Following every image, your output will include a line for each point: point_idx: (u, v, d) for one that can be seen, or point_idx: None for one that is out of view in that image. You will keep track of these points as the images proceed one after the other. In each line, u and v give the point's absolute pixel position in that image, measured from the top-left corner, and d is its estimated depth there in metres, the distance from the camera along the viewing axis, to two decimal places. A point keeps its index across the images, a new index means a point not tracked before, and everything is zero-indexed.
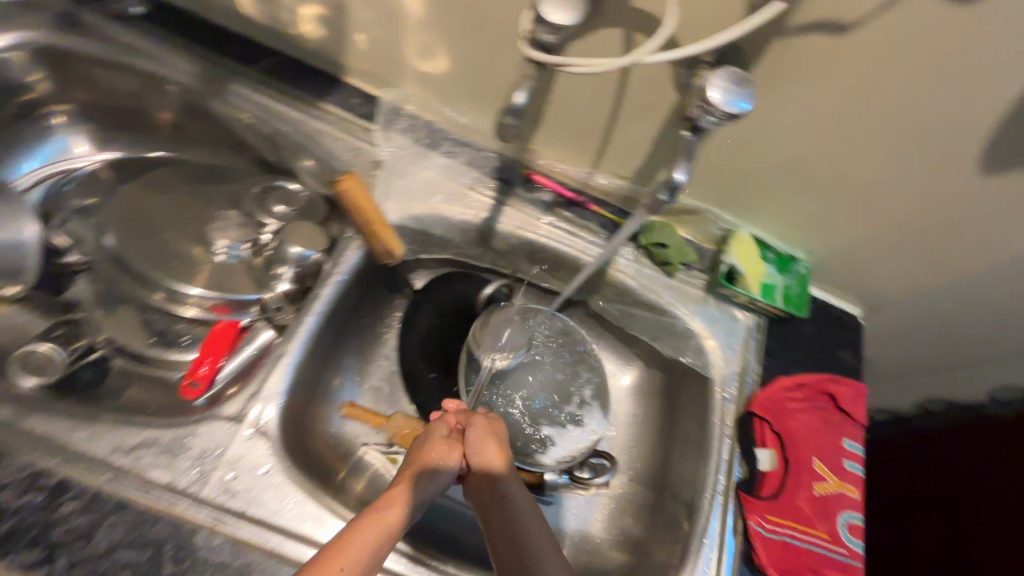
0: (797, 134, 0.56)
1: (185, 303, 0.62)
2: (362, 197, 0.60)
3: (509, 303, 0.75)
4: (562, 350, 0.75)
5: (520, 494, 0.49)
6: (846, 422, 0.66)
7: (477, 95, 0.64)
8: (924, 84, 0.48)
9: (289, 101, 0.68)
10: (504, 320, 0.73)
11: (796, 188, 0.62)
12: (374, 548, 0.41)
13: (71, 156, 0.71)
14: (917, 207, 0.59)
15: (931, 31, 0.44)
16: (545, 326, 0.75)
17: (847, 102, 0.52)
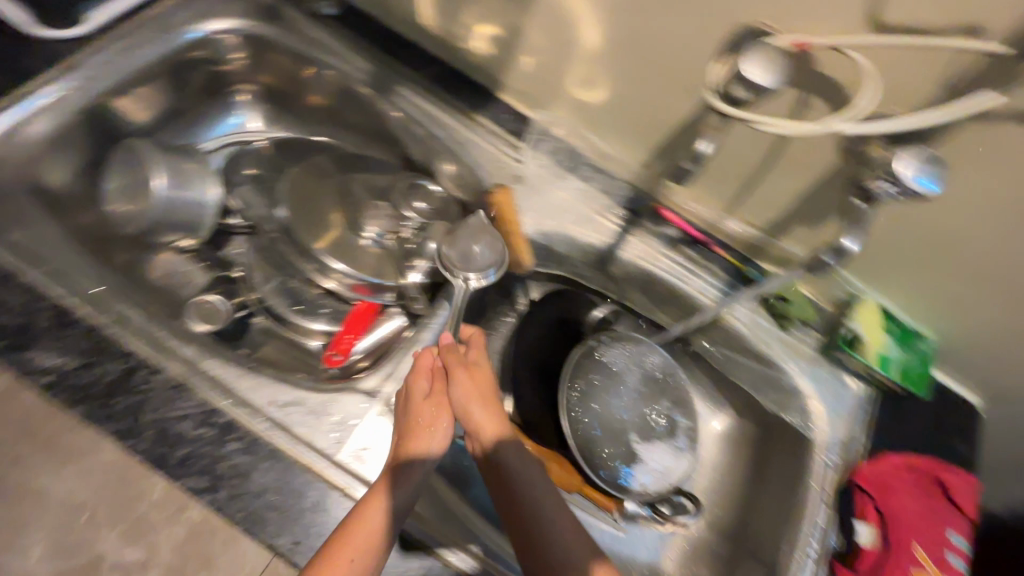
0: (963, 216, 0.53)
1: (328, 275, 0.68)
2: (509, 212, 0.64)
3: (614, 329, 0.78)
4: (659, 383, 0.75)
5: (507, 454, 0.53)
6: (954, 515, 0.62)
7: (627, 128, 0.67)
8: None
9: (447, 109, 0.73)
10: (610, 345, 0.75)
11: (951, 277, 0.60)
12: (374, 541, 0.45)
13: (246, 130, 0.80)
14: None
15: None
16: (647, 358, 0.76)
17: None
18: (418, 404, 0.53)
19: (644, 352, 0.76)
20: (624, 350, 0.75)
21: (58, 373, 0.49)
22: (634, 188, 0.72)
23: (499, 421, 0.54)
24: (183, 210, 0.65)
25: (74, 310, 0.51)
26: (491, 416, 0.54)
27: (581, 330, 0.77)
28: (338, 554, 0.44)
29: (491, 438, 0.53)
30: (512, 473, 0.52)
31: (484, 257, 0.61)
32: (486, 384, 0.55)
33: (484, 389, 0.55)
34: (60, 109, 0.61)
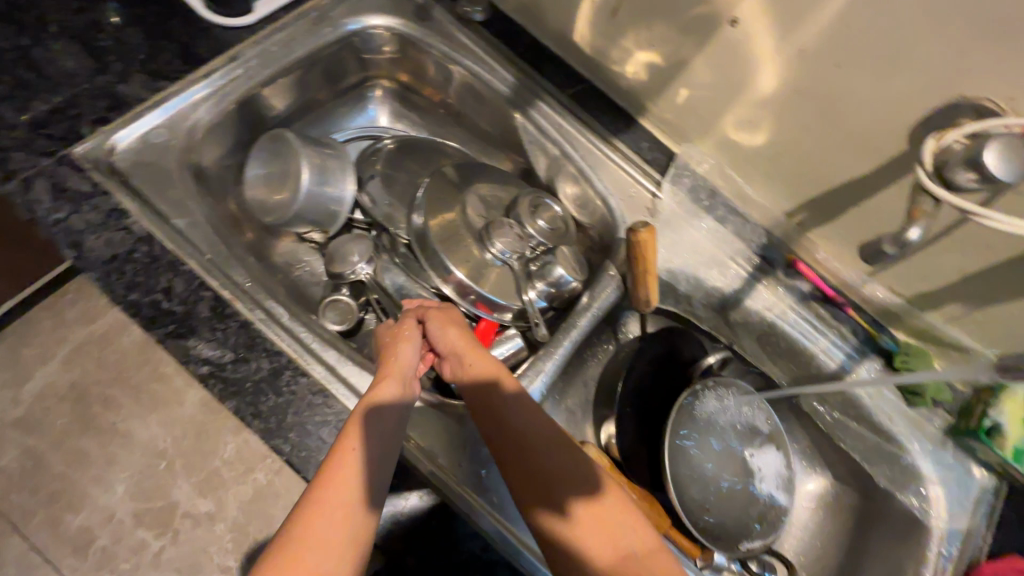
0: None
1: (446, 278, 0.67)
2: (647, 252, 0.60)
3: (720, 376, 0.74)
4: (759, 437, 0.73)
5: (479, 372, 0.54)
6: None
7: (779, 176, 0.64)
8: None
9: (586, 130, 0.72)
10: (715, 395, 0.72)
11: None
12: (361, 450, 0.44)
13: (376, 125, 0.81)
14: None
15: None
16: (750, 412, 0.73)
17: None
18: (390, 339, 0.56)
19: (748, 400, 0.73)
20: (727, 400, 0.72)
21: (214, 364, 0.50)
22: (770, 236, 0.69)
23: (471, 343, 0.57)
24: (323, 205, 0.66)
25: (230, 303, 0.53)
26: (461, 340, 0.57)
27: (688, 371, 0.73)
28: (329, 468, 0.42)
29: (465, 361, 0.55)
30: (488, 391, 0.53)
31: (506, 242, 0.67)
32: (455, 318, 0.59)
33: (452, 320, 0.59)
34: (223, 96, 0.63)
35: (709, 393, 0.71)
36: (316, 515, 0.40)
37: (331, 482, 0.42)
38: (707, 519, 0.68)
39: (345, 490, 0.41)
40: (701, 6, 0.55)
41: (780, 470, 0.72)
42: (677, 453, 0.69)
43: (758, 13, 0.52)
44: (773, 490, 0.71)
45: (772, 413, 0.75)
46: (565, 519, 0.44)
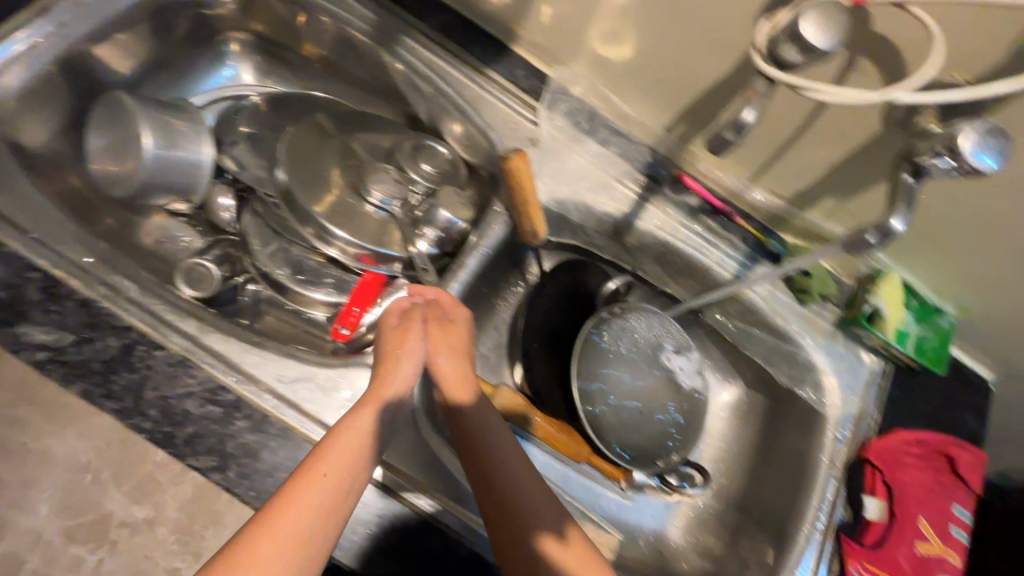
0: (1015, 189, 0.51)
1: (329, 243, 0.63)
2: (527, 179, 0.60)
3: (626, 300, 0.76)
4: (664, 356, 0.74)
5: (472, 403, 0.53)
6: (958, 487, 0.64)
7: (652, 88, 0.62)
8: None
9: (457, 63, 0.68)
10: (620, 320, 0.73)
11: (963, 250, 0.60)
12: (336, 475, 0.42)
13: (240, 84, 0.75)
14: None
15: None
16: (658, 333, 0.74)
17: None
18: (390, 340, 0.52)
19: (651, 320, 0.74)
20: (635, 323, 0.74)
21: (51, 349, 0.47)
22: (655, 153, 0.68)
23: (465, 367, 0.54)
24: (176, 170, 0.61)
25: (64, 281, 0.48)
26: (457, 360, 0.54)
27: (593, 303, 0.75)
28: (294, 496, 0.40)
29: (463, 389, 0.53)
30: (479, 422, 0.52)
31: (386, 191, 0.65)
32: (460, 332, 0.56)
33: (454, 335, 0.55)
34: (32, 59, 0.56)
35: (614, 319, 0.73)
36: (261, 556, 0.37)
37: (296, 509, 0.39)
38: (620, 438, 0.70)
39: (314, 523, 0.39)
40: None
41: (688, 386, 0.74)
42: (589, 382, 0.70)
43: None
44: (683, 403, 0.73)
45: (682, 331, 0.76)
46: (550, 558, 0.47)
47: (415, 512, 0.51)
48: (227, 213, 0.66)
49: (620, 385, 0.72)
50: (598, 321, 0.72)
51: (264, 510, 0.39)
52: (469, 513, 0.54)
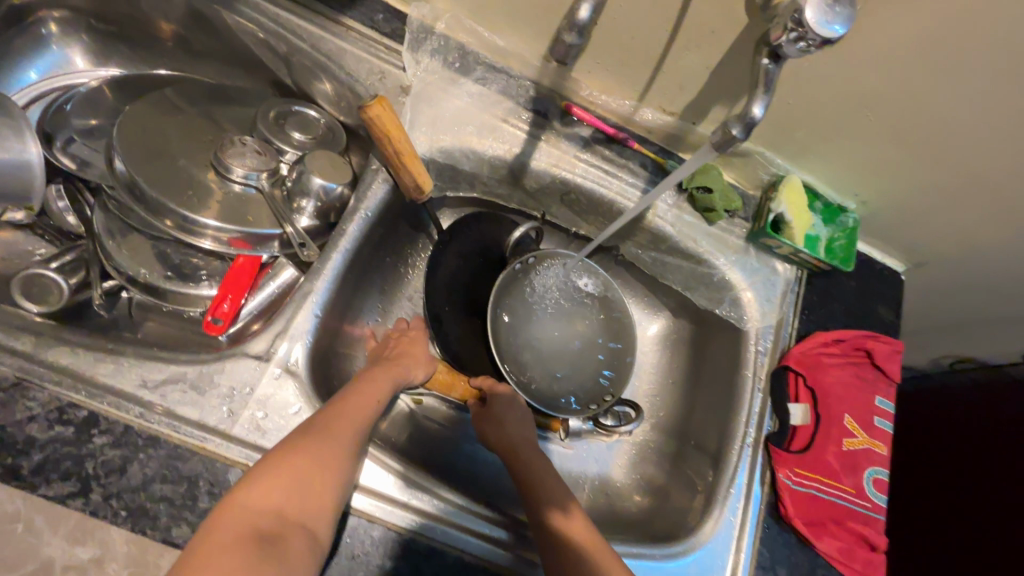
0: (876, 68, 0.51)
1: (199, 235, 0.56)
2: (394, 129, 0.54)
3: (537, 248, 0.72)
4: (583, 299, 0.71)
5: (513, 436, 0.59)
6: (879, 379, 0.65)
7: (518, 12, 0.58)
8: (984, 54, 0.47)
9: (308, 14, 0.62)
10: (533, 270, 0.70)
11: (848, 140, 0.59)
12: (359, 419, 0.48)
13: (72, 71, 0.66)
14: (1006, 157, 0.55)
15: None
16: (573, 272, 0.71)
17: (914, 54, 0.49)
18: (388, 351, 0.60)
19: (567, 261, 0.71)
20: (548, 269, 0.71)
21: None
22: (538, 87, 0.64)
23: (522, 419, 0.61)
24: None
25: None
26: (498, 415, 0.60)
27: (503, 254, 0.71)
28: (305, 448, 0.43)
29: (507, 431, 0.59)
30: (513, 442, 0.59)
31: (251, 164, 0.58)
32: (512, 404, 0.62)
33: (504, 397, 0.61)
34: None
35: (525, 269, 0.70)
36: (269, 490, 0.40)
37: (337, 429, 0.46)
38: (549, 389, 0.68)
39: (342, 450, 0.45)
40: None
41: (612, 324, 0.72)
42: (511, 335, 0.68)
43: None
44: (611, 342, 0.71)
45: (598, 267, 0.74)
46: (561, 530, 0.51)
47: (396, 532, 0.49)
48: (68, 216, 0.59)
49: (543, 335, 0.69)
50: (509, 275, 0.68)
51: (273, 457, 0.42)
52: (466, 517, 0.52)
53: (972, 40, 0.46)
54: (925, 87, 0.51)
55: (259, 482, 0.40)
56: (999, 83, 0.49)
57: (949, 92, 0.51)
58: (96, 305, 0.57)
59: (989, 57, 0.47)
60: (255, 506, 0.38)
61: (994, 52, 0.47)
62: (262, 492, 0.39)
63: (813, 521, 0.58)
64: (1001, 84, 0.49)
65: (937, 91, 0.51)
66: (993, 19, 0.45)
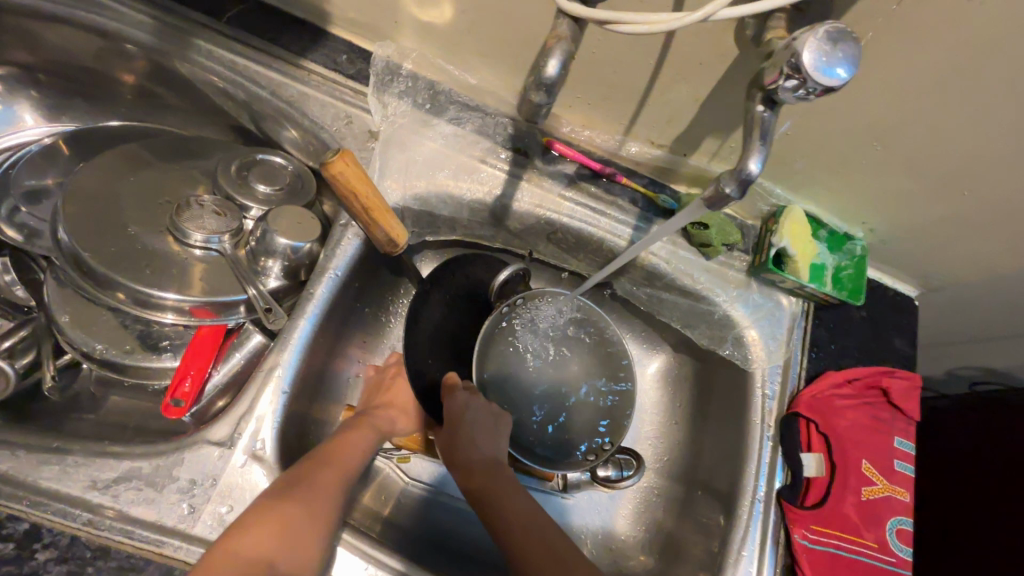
0: (890, 92, 0.46)
1: (160, 309, 0.52)
2: (361, 182, 0.51)
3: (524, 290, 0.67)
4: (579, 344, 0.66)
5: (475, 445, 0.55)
6: (897, 418, 0.60)
7: (491, 47, 0.54)
8: (1003, 88, 0.43)
9: (267, 58, 0.58)
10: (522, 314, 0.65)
11: (853, 169, 0.55)
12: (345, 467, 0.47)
13: (20, 130, 0.63)
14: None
15: (1010, 24, 0.39)
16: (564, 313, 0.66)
17: (924, 85, 0.44)
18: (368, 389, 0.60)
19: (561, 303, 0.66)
20: (537, 313, 0.65)
21: None
22: (516, 123, 0.60)
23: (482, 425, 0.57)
24: None
25: None
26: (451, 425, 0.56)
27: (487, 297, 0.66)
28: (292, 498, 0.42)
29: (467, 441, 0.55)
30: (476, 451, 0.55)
31: (209, 226, 0.54)
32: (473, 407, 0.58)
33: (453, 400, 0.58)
34: None
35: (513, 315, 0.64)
36: (255, 539, 0.38)
37: (321, 476, 0.45)
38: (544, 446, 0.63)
39: (328, 500, 0.44)
40: None
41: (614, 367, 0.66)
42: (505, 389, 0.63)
43: None
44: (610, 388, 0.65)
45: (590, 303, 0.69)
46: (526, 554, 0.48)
47: None
48: (17, 289, 0.56)
49: (539, 387, 0.64)
50: (495, 323, 0.63)
51: (257, 507, 0.41)
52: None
53: (1004, 62, 0.41)
54: (950, 110, 0.46)
55: (245, 534, 0.39)
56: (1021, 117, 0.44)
57: (977, 116, 0.46)
58: (48, 387, 0.53)
59: (1007, 90, 0.43)
60: (242, 558, 0.37)
61: (1013, 87, 0.42)
62: (252, 539, 0.38)
63: None
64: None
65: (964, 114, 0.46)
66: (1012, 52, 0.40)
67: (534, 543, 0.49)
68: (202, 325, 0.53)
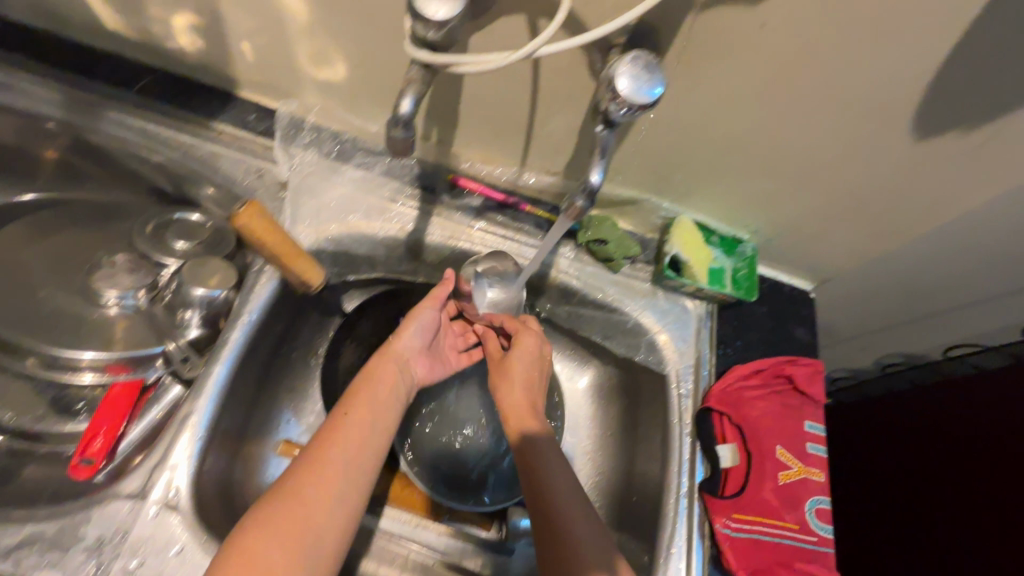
0: (740, 117, 0.51)
1: (75, 369, 0.53)
2: (267, 231, 0.53)
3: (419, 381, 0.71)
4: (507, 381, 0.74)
5: (515, 396, 0.58)
6: (805, 403, 0.64)
7: (385, 98, 0.59)
8: (818, 106, 0.48)
9: (177, 123, 0.61)
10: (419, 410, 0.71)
11: (724, 180, 0.60)
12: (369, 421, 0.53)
13: None
14: (894, 174, 0.54)
15: (808, 61, 0.44)
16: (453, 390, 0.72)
17: (762, 103, 0.49)
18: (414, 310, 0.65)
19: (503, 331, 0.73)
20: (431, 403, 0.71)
21: None
22: (421, 164, 0.65)
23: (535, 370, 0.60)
24: None
25: None
26: (510, 363, 0.59)
27: None
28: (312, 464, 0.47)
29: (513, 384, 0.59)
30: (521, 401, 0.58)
31: (123, 282, 0.55)
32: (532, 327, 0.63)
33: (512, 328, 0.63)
34: None
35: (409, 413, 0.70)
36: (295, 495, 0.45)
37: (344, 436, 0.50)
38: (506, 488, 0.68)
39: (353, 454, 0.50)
40: None
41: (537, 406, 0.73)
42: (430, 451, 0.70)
43: None
44: None
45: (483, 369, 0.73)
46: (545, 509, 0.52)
47: None
48: None
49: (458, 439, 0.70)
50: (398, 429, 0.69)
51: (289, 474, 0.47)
52: None
53: (822, 78, 0.46)
54: (791, 123, 0.51)
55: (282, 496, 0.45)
56: (844, 126, 0.50)
57: (817, 126, 0.51)
58: None
59: (824, 105, 0.48)
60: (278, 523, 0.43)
61: (831, 99, 0.48)
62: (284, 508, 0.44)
63: (756, 567, 0.55)
64: (872, 110, 0.48)
65: (811, 126, 0.51)
66: (817, 77, 0.46)
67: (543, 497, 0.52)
68: (116, 383, 0.53)
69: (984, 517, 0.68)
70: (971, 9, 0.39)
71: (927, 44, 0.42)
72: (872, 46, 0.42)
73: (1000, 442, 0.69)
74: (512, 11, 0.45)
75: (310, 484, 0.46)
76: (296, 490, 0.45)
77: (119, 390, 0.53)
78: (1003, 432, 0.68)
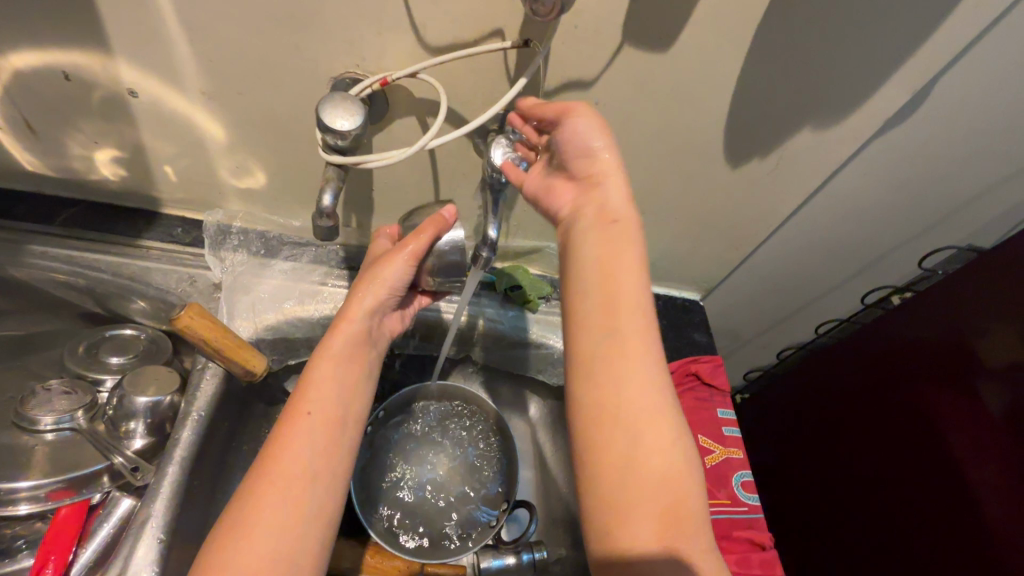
0: None
1: (12, 502, 0.51)
2: (210, 328, 0.57)
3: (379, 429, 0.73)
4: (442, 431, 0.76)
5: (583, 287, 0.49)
6: (715, 393, 0.74)
7: (304, 196, 0.67)
8: (653, 155, 0.63)
9: (102, 246, 0.64)
10: (385, 465, 0.73)
11: None
12: (310, 430, 0.49)
13: None
14: (727, 195, 0.69)
15: (635, 122, 0.58)
16: (411, 434, 0.75)
17: None
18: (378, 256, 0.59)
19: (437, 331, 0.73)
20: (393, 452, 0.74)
21: None
22: (347, 248, 0.72)
23: (613, 240, 0.49)
24: None
25: None
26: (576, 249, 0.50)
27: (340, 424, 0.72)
28: (251, 502, 0.45)
29: (580, 281, 0.49)
30: (586, 290, 0.49)
31: (60, 404, 0.56)
32: (617, 179, 0.50)
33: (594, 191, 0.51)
34: None
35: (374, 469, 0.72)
36: (230, 545, 0.43)
37: (285, 467, 0.47)
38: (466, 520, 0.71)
39: (296, 480, 0.47)
40: (92, 91, 0.54)
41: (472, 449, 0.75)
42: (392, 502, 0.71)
43: (143, 77, 0.52)
44: (479, 463, 0.74)
45: (434, 408, 0.76)
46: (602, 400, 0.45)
47: None
48: None
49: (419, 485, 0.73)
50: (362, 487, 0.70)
51: (229, 513, 0.46)
52: None
53: (650, 133, 0.60)
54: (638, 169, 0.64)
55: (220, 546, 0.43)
56: (677, 167, 0.64)
57: (658, 168, 0.65)
58: None
59: (656, 154, 0.62)
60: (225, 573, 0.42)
61: (661, 148, 0.62)
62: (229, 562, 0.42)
63: None
64: (693, 152, 0.63)
65: (655, 169, 0.65)
66: (646, 133, 0.60)
67: (608, 397, 0.45)
68: (62, 509, 0.53)
69: (875, 462, 0.82)
70: (730, 77, 0.54)
71: (713, 103, 0.57)
72: (676, 109, 0.57)
73: (875, 398, 0.84)
74: (404, 115, 0.55)
75: (250, 525, 0.44)
76: (236, 536, 0.44)
77: (66, 516, 0.52)
78: (880, 390, 0.83)
